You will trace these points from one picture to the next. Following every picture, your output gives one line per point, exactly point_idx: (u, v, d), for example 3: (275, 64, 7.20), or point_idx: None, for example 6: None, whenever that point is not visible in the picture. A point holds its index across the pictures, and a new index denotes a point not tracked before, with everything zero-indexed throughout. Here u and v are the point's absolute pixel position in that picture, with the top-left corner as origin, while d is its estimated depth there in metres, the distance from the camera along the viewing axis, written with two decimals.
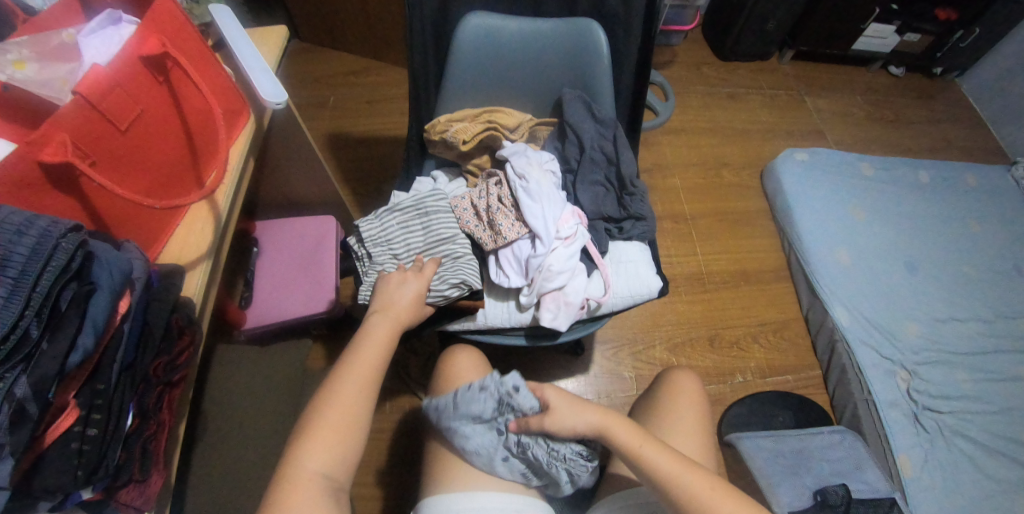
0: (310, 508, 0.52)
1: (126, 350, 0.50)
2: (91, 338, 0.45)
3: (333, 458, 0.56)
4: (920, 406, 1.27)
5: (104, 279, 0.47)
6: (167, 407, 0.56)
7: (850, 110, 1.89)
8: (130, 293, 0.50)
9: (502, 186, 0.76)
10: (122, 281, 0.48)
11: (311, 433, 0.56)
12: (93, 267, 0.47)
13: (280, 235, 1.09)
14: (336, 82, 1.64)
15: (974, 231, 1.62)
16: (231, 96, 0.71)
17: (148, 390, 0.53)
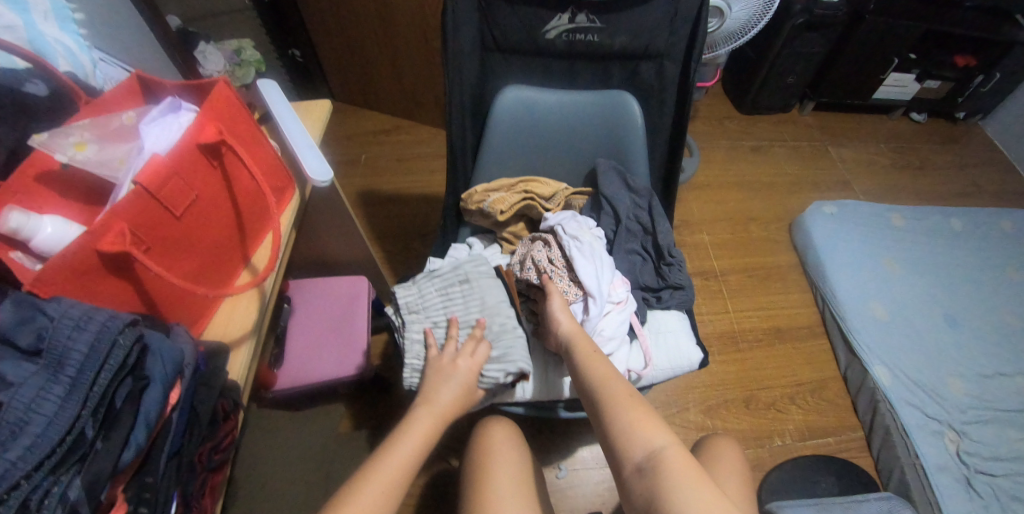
0: None
1: (173, 438, 0.51)
2: (143, 433, 0.47)
3: None
4: (973, 469, 1.21)
5: (157, 371, 0.49)
6: (209, 493, 0.57)
7: (876, 159, 1.88)
8: (180, 383, 0.51)
9: (552, 249, 0.76)
10: (174, 370, 0.50)
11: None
12: (147, 360, 0.49)
13: (311, 294, 1.08)
14: (366, 140, 1.69)
15: (1014, 278, 1.57)
16: (279, 173, 0.73)
17: (191, 478, 0.54)
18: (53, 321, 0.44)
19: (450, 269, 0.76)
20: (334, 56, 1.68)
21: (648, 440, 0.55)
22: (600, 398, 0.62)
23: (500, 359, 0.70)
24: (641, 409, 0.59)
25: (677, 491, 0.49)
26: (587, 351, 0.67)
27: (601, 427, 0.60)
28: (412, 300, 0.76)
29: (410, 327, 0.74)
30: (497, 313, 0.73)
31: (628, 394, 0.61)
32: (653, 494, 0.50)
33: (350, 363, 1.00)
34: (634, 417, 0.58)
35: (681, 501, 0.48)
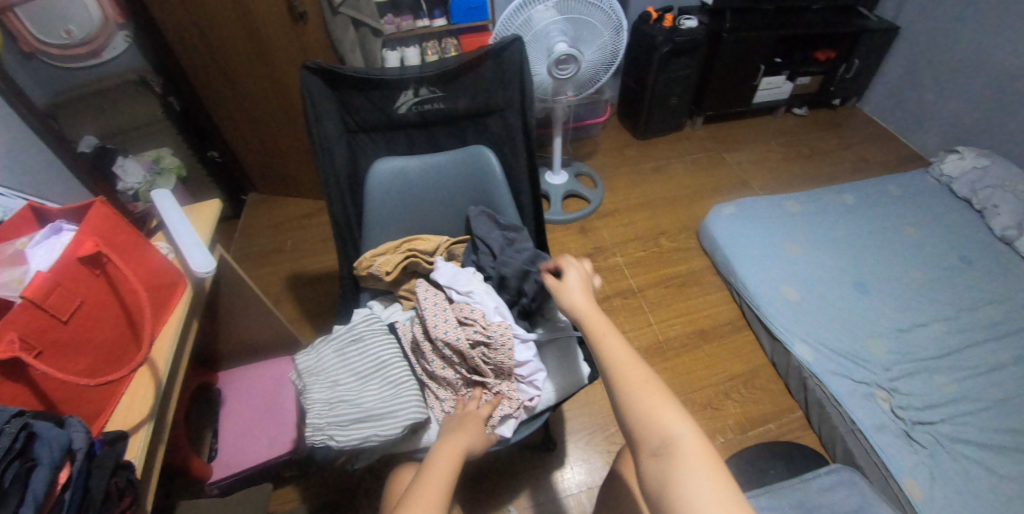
0: None
1: None
2: (31, 508, 0.53)
3: None
4: (909, 422, 1.27)
5: (45, 455, 0.55)
6: None
7: (767, 157, 2.04)
8: (71, 465, 0.58)
9: (423, 338, 0.79)
10: (62, 453, 0.57)
11: None
12: (35, 445, 0.55)
13: (241, 385, 1.17)
14: (289, 227, 1.75)
15: (912, 235, 1.71)
16: (167, 272, 0.79)
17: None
18: None
19: (345, 330, 0.80)
20: (248, 155, 1.75)
21: (675, 442, 0.57)
22: (623, 394, 0.62)
23: (393, 414, 0.73)
24: (672, 409, 0.60)
25: (694, 493, 0.53)
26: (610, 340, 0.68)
27: (621, 414, 0.62)
28: (311, 364, 0.79)
29: (308, 387, 0.77)
30: (393, 366, 0.77)
31: (652, 389, 0.62)
32: (667, 487, 0.55)
33: (280, 444, 1.07)
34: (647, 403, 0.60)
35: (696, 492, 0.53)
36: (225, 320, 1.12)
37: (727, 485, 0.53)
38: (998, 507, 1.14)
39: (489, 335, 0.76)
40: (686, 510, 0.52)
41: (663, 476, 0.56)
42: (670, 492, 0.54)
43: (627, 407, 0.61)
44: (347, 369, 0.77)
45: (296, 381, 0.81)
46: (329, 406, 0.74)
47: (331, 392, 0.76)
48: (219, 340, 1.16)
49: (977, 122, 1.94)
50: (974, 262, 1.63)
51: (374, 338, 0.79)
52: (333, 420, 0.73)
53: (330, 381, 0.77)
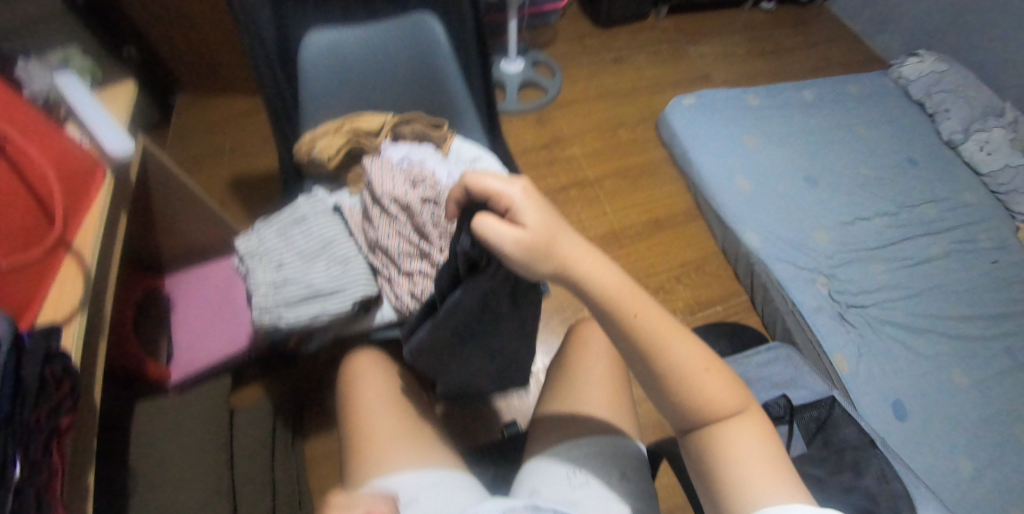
0: None
1: (2, 403, 0.50)
2: None
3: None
4: (844, 305, 1.35)
5: None
6: (57, 455, 0.55)
7: (731, 52, 1.99)
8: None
9: (371, 203, 0.78)
10: None
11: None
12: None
13: (192, 288, 1.14)
14: (228, 127, 1.63)
15: (864, 134, 1.73)
16: (81, 155, 0.72)
17: (33, 441, 0.52)
18: None
19: (288, 212, 0.79)
20: (173, 47, 1.57)
21: (715, 404, 0.54)
22: (669, 372, 0.54)
23: (342, 290, 0.72)
24: (720, 378, 0.55)
25: (742, 460, 0.53)
26: (635, 303, 0.54)
27: (665, 391, 0.55)
28: (253, 247, 0.79)
29: (251, 269, 0.77)
30: (340, 244, 0.77)
31: (700, 357, 0.55)
32: (716, 456, 0.54)
33: (237, 341, 1.05)
34: (674, 350, 0.54)
35: (732, 441, 0.54)
36: (164, 220, 1.06)
37: (767, 437, 0.54)
38: (911, 379, 1.27)
39: (438, 192, 0.77)
40: (722, 455, 0.53)
41: (708, 447, 0.55)
42: (719, 462, 0.54)
43: (674, 389, 0.54)
44: (293, 250, 0.77)
45: (239, 266, 0.80)
46: (275, 286, 0.74)
47: (277, 274, 0.75)
48: (159, 241, 1.10)
49: (943, 21, 1.91)
50: (919, 163, 1.68)
51: (317, 217, 0.79)
52: (281, 300, 0.72)
53: (275, 261, 0.76)
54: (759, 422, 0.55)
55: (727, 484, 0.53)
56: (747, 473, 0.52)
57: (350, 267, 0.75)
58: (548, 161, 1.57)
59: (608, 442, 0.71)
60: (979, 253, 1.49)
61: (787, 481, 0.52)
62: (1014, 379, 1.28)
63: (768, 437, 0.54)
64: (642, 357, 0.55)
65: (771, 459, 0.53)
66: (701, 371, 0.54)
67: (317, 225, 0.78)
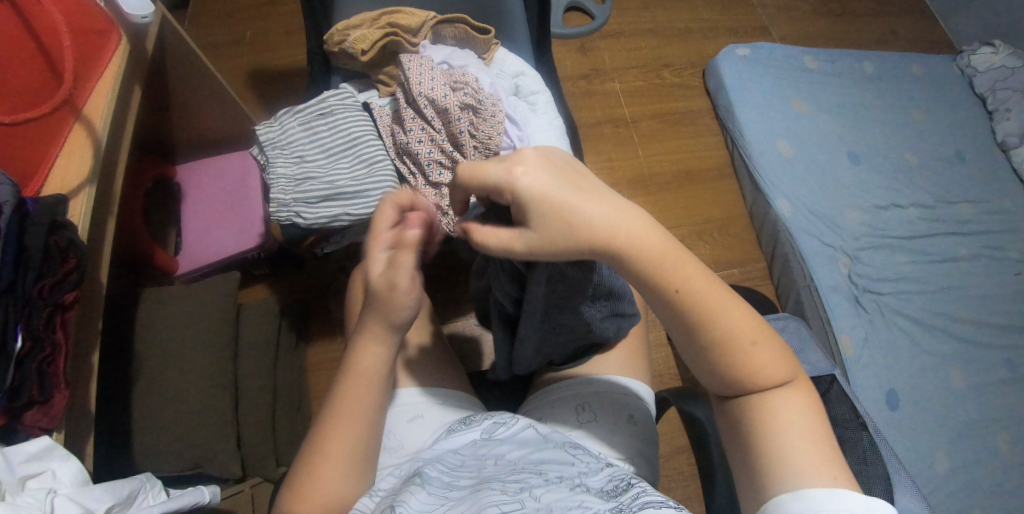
0: (332, 484, 0.53)
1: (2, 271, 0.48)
2: None
3: (355, 440, 0.55)
4: (861, 288, 1.32)
5: None
6: (61, 329, 0.53)
7: (796, 5, 1.83)
8: None
9: (405, 104, 0.74)
10: None
11: (319, 449, 0.54)
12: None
13: (201, 177, 1.06)
14: (250, 14, 1.52)
15: (916, 121, 1.63)
16: (93, 15, 0.65)
17: (35, 313, 0.50)
18: None
19: (313, 103, 0.74)
20: None
21: (762, 373, 0.48)
22: (714, 339, 0.48)
23: (365, 195, 0.70)
24: (766, 343, 0.49)
25: (784, 435, 0.46)
26: (680, 268, 0.47)
27: (706, 359, 0.49)
28: (273, 136, 0.74)
29: (271, 159, 0.74)
30: (366, 144, 0.73)
31: (748, 321, 0.49)
32: (754, 431, 0.48)
33: (248, 238, 1.00)
34: (723, 313, 0.48)
35: (777, 417, 0.47)
36: (179, 104, 0.99)
37: (813, 412, 0.48)
38: (910, 373, 1.26)
39: (479, 100, 0.72)
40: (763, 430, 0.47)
41: (749, 419, 0.49)
42: (759, 436, 0.47)
43: (718, 357, 0.48)
44: (316, 145, 0.73)
45: (259, 154, 0.77)
46: (295, 182, 0.72)
47: (298, 168, 0.72)
48: (174, 125, 1.05)
49: None
50: (967, 160, 1.59)
51: (345, 111, 0.74)
52: (300, 197, 0.70)
53: (298, 154, 0.73)
54: (808, 397, 0.49)
55: (766, 464, 0.46)
56: (789, 452, 0.46)
57: (375, 173, 0.72)
58: (585, 92, 1.48)
59: (622, 386, 0.70)
60: (1006, 262, 1.44)
61: (834, 465, 0.45)
62: (1011, 389, 1.28)
63: (813, 412, 0.48)
64: (685, 326, 0.48)
65: (818, 438, 0.47)
66: (751, 333, 0.48)
67: (344, 120, 0.74)
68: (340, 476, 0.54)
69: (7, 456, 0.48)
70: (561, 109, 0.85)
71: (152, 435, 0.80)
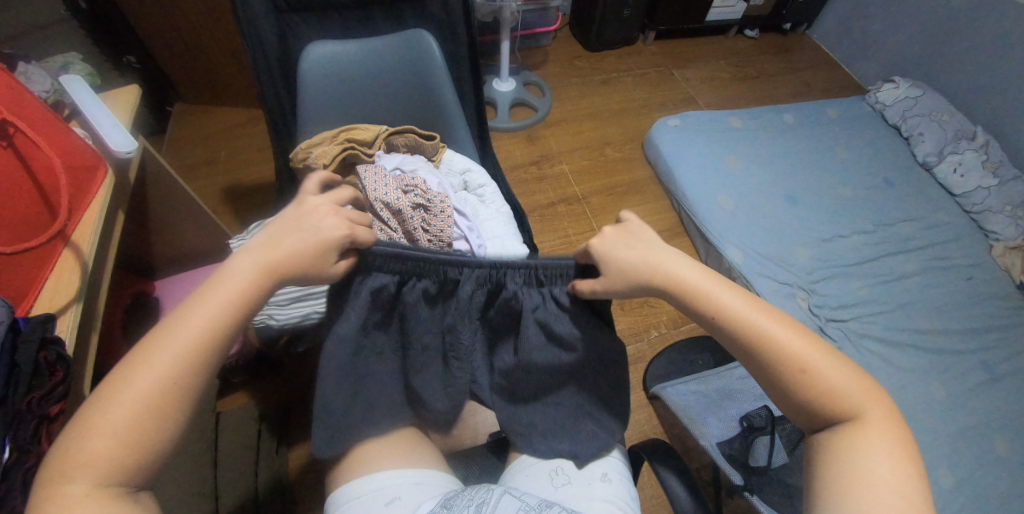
0: (132, 403, 0.51)
1: None
2: None
3: (187, 373, 0.54)
4: (824, 319, 1.38)
5: None
6: (46, 438, 0.57)
7: (717, 75, 2.07)
8: None
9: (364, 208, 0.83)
10: None
11: (139, 361, 0.52)
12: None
13: (179, 292, 1.11)
14: (223, 137, 1.66)
15: (842, 156, 1.79)
16: (85, 153, 0.74)
17: (23, 425, 0.54)
18: None
19: None
20: (173, 64, 1.60)
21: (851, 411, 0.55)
22: (781, 358, 0.57)
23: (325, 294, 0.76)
24: (845, 372, 0.57)
25: (865, 476, 0.52)
26: (736, 296, 0.60)
27: (775, 382, 0.57)
28: None
29: None
30: None
31: (819, 351, 0.57)
32: (837, 471, 0.53)
33: None
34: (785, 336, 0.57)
35: (863, 449, 0.53)
36: (158, 226, 1.07)
37: (901, 454, 0.53)
38: (891, 390, 1.29)
39: (429, 199, 0.81)
40: (850, 452, 0.54)
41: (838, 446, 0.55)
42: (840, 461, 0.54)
43: (792, 380, 0.56)
44: None
45: None
46: None
47: None
48: (152, 248, 1.11)
49: (916, 48, 2.01)
50: (895, 183, 1.74)
51: None
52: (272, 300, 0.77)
53: None
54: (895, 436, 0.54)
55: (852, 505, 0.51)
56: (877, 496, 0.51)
57: None
58: (538, 177, 1.61)
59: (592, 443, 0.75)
60: (954, 269, 1.54)
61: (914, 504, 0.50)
62: (989, 390, 1.32)
63: (904, 458, 0.53)
64: (748, 350, 0.58)
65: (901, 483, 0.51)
66: (838, 369, 0.57)
67: None
68: (155, 407, 0.52)
69: None
70: (505, 190, 0.95)
71: None
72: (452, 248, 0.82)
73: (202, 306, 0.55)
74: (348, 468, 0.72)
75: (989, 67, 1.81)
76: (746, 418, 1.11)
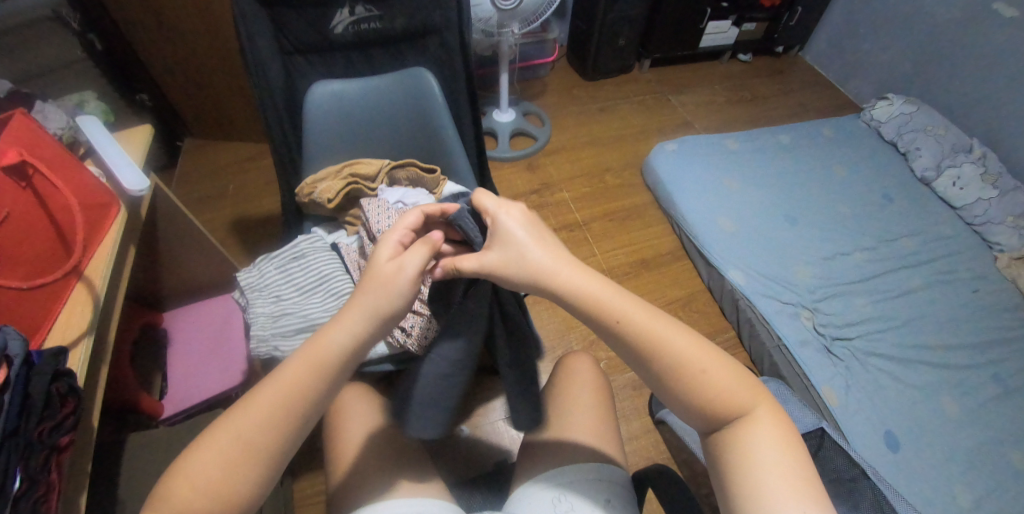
0: (205, 478, 0.54)
1: (8, 418, 0.53)
2: None
3: (254, 452, 0.56)
4: (829, 338, 1.38)
5: None
6: (55, 469, 0.58)
7: (713, 99, 2.11)
8: (9, 366, 0.55)
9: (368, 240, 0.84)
10: None
11: (209, 443, 0.55)
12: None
13: (185, 324, 1.13)
14: (232, 171, 1.70)
15: (840, 175, 1.81)
16: (100, 192, 0.77)
17: (34, 456, 0.55)
18: None
19: (287, 248, 0.84)
20: (184, 102, 1.66)
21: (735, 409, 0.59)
22: (635, 348, 0.61)
23: None
24: (691, 349, 0.61)
25: (758, 467, 0.56)
26: (623, 305, 0.62)
27: (663, 382, 0.61)
28: (255, 281, 0.84)
29: (252, 301, 0.82)
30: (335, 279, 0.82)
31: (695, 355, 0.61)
32: (733, 464, 0.58)
33: (231, 377, 1.04)
34: (670, 344, 0.61)
35: (752, 444, 0.58)
36: (167, 259, 1.10)
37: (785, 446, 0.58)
38: (901, 408, 1.28)
39: None
40: (735, 446, 0.58)
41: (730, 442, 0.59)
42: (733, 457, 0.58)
43: (675, 382, 0.60)
44: (291, 285, 0.82)
45: (241, 298, 0.85)
46: (274, 319, 0.80)
47: (275, 306, 0.81)
48: (162, 280, 1.14)
49: (908, 66, 2.04)
50: (895, 199, 1.75)
51: (310, 252, 0.84)
52: (277, 331, 0.78)
53: (274, 294, 0.82)
54: (779, 430, 0.59)
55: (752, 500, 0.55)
56: (765, 476, 0.56)
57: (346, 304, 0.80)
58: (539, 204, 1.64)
59: (597, 466, 0.75)
60: (960, 283, 1.53)
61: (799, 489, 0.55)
62: (1003, 404, 1.30)
63: (783, 434, 0.59)
64: (635, 351, 0.62)
65: (788, 470, 0.56)
66: (715, 366, 0.61)
67: (312, 260, 0.83)
68: (226, 483, 0.55)
69: None
70: None
71: None
72: None
73: (271, 389, 0.57)
74: (349, 498, 0.72)
75: (982, 82, 1.83)
76: None
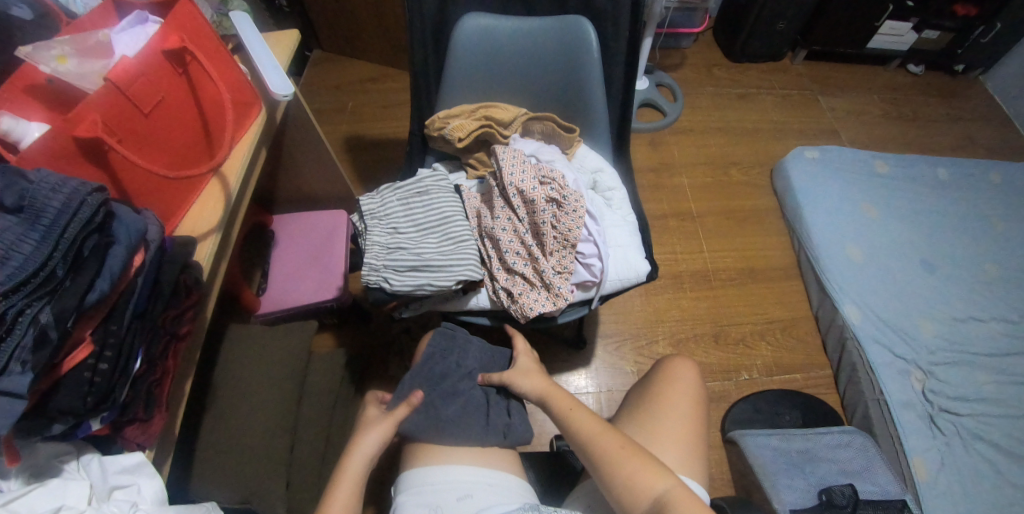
0: None
1: (138, 299, 0.55)
2: (107, 283, 0.50)
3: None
4: (937, 407, 1.22)
5: (121, 234, 0.53)
6: (172, 356, 0.61)
7: (866, 110, 1.87)
8: (145, 251, 0.56)
9: (497, 190, 0.81)
10: (138, 238, 0.54)
11: None
12: (113, 224, 0.53)
13: (292, 228, 1.15)
14: (352, 88, 1.71)
15: (998, 230, 1.55)
16: (244, 89, 0.76)
17: (157, 339, 0.58)
18: (34, 184, 0.49)
19: (412, 181, 0.82)
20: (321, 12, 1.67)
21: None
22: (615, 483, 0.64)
23: (445, 268, 0.75)
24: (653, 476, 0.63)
25: None
26: (602, 437, 0.68)
27: None
28: (375, 207, 0.81)
29: (369, 228, 0.80)
30: (456, 223, 0.79)
31: (623, 446, 0.66)
32: None
33: (326, 290, 1.06)
34: (634, 474, 0.63)
35: None
36: (287, 164, 1.12)
37: None
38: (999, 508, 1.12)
39: (564, 196, 0.78)
40: None
41: None
42: None
43: None
44: (410, 220, 0.80)
45: (357, 222, 0.83)
46: (387, 250, 0.77)
47: (391, 238, 0.79)
48: (279, 183, 1.17)
49: None
50: None
51: (434, 189, 0.82)
52: (390, 263, 0.76)
53: (391, 225, 0.80)
54: None
55: None
56: None
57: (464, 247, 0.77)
58: (652, 185, 1.55)
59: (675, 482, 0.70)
60: None
61: None
62: None
63: None
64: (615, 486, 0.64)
65: None
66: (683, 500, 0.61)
67: (435, 197, 0.81)
68: None
69: (104, 465, 0.55)
70: (636, 207, 0.91)
71: (212, 465, 0.82)
72: (575, 249, 0.79)
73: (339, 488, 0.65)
74: (435, 449, 0.73)
75: None
76: (827, 492, 1.02)
